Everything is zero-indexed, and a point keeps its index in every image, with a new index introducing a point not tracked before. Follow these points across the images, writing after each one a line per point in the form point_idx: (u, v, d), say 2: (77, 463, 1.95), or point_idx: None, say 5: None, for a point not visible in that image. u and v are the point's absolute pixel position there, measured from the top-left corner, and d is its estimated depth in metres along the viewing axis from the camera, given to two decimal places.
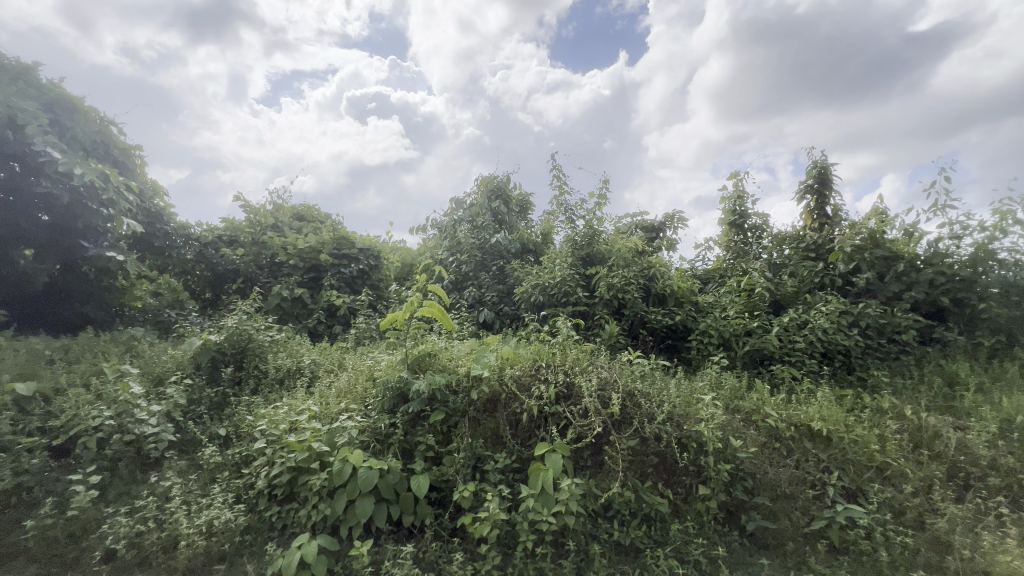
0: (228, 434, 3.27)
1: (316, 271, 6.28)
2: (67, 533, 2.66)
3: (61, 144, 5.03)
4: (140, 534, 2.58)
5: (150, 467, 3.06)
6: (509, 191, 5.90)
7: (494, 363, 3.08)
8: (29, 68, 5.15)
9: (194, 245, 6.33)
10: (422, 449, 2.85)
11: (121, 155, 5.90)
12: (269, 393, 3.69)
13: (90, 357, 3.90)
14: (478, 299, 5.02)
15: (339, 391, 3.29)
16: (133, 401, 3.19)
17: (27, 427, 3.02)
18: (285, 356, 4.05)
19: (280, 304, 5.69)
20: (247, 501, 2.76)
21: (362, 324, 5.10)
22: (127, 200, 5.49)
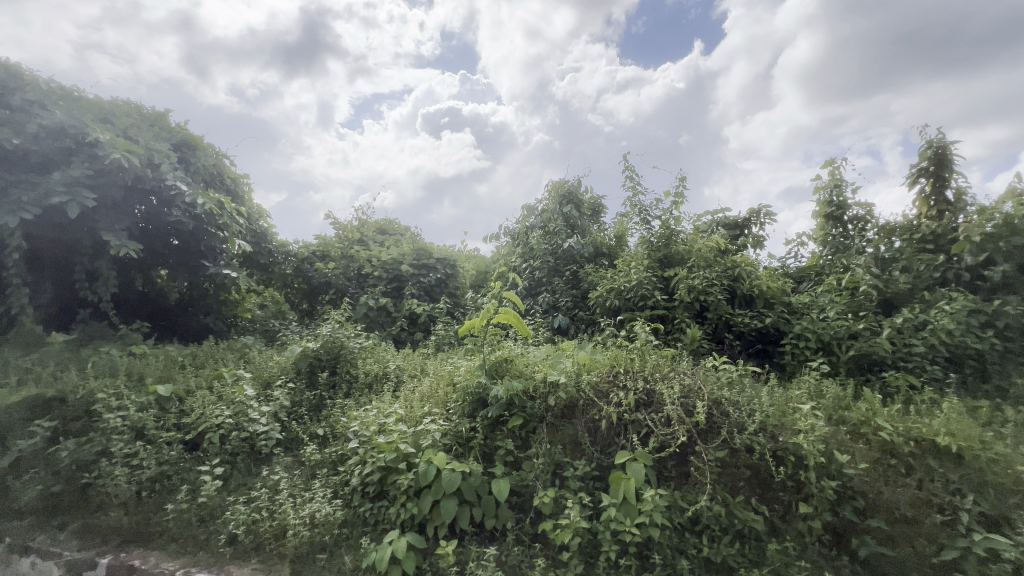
0: (325, 434, 3.56)
1: (398, 281, 6.64)
2: (198, 517, 3.04)
3: (187, 178, 5.80)
4: (256, 522, 2.89)
5: (262, 462, 3.41)
6: (580, 195, 5.85)
7: (571, 368, 3.06)
8: (162, 115, 6.05)
9: (293, 261, 7.00)
10: (502, 454, 2.90)
11: (233, 185, 6.72)
12: (360, 397, 3.95)
13: (212, 363, 4.45)
14: (552, 304, 5.02)
15: (422, 395, 3.45)
16: (247, 402, 3.59)
17: (167, 422, 3.51)
18: (373, 362, 4.33)
19: (367, 313, 6.09)
20: (344, 497, 2.98)
21: (441, 332, 5.31)
22: (238, 223, 6.22)
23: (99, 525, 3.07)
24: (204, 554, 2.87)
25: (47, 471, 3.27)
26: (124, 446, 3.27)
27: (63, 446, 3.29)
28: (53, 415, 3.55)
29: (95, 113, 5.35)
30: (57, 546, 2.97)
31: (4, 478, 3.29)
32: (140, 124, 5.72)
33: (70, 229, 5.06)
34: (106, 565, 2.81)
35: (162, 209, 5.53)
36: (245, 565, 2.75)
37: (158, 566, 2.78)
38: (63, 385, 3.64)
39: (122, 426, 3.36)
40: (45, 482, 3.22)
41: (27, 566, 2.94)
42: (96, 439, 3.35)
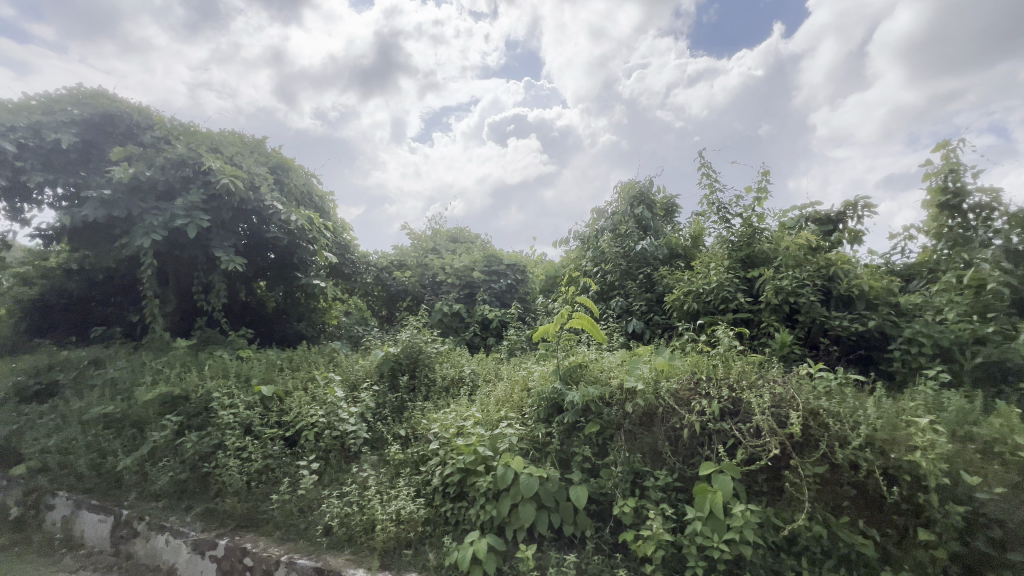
0: (407, 435, 3.74)
1: (470, 287, 6.82)
2: (298, 507, 3.30)
3: (282, 198, 6.38)
4: (348, 515, 3.09)
5: (352, 459, 3.65)
6: (652, 195, 5.68)
7: (648, 375, 2.97)
8: (261, 142, 6.73)
9: (373, 270, 7.44)
10: (579, 460, 2.88)
11: (320, 202, 7.31)
12: (438, 400, 4.11)
13: (305, 366, 4.86)
14: (625, 308, 4.91)
15: (498, 399, 3.52)
16: (338, 403, 3.87)
17: (269, 420, 3.87)
18: (449, 367, 4.50)
19: (442, 319, 6.31)
20: (427, 496, 3.10)
21: (513, 337, 5.39)
22: (325, 237, 6.74)
23: (217, 510, 3.43)
24: (303, 542, 3.10)
25: (175, 460, 3.72)
26: (236, 440, 3.66)
27: (187, 438, 3.74)
28: (180, 411, 4.05)
29: (207, 144, 6.07)
30: (185, 526, 3.35)
31: (142, 464, 3.78)
32: (243, 151, 6.41)
33: (189, 247, 5.76)
34: (224, 546, 3.12)
35: (261, 226, 6.13)
36: (340, 555, 2.94)
37: (266, 550, 3.05)
38: (186, 385, 4.17)
39: (233, 422, 3.76)
40: (174, 469, 3.65)
41: (162, 543, 3.34)
42: (212, 433, 3.77)
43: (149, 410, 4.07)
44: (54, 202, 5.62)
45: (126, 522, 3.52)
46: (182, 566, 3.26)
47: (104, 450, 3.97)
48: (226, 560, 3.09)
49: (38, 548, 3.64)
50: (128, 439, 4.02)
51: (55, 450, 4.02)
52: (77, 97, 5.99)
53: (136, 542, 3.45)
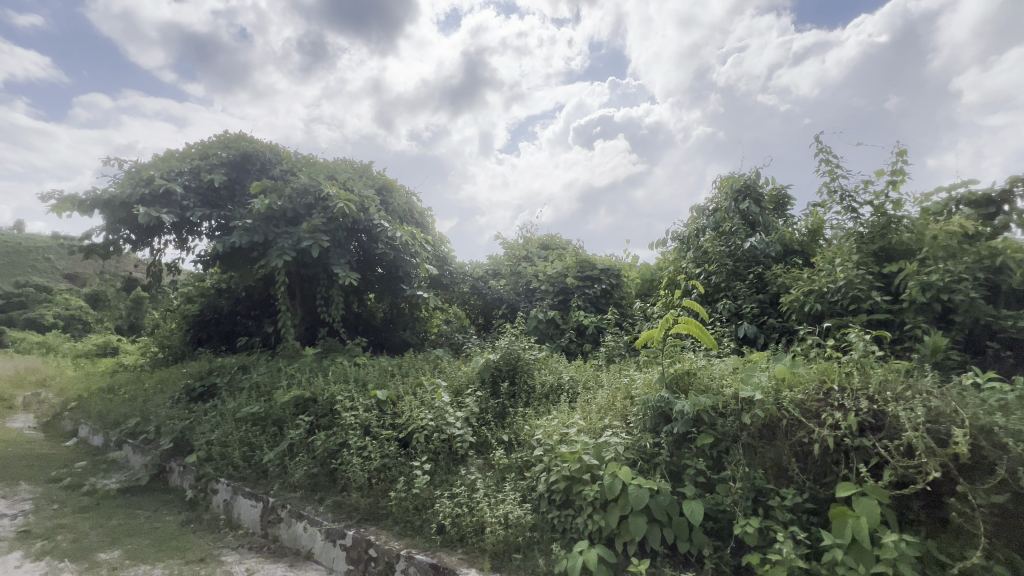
0: (510, 440, 3.82)
1: (564, 294, 6.81)
2: (413, 505, 3.49)
3: (387, 216, 6.91)
4: (459, 516, 3.21)
5: (459, 462, 3.81)
6: (760, 188, 5.24)
7: (768, 383, 2.72)
8: (368, 167, 7.39)
9: (470, 280, 7.76)
10: (692, 474, 2.72)
11: (420, 218, 7.83)
12: (539, 406, 4.16)
13: (413, 372, 5.21)
14: (734, 311, 4.58)
15: (600, 407, 3.49)
16: (445, 408, 4.09)
17: (385, 421, 4.20)
18: (547, 373, 4.56)
19: (538, 326, 6.36)
20: (533, 501, 3.13)
21: (611, 343, 5.28)
22: (426, 251, 7.18)
23: (344, 502, 3.77)
24: (420, 538, 3.29)
25: (308, 456, 4.17)
26: (358, 439, 4.01)
27: (318, 437, 4.19)
28: (311, 412, 4.57)
29: (325, 173, 6.79)
30: (319, 516, 3.71)
31: (283, 459, 4.31)
32: (354, 176, 7.08)
33: (313, 266, 6.47)
34: (351, 536, 3.41)
35: (371, 243, 6.70)
36: (453, 554, 3.07)
37: (387, 543, 3.27)
38: (314, 389, 4.75)
39: (355, 423, 4.14)
40: (308, 464, 4.10)
41: (301, 529, 3.72)
42: (338, 433, 4.18)
43: (287, 411, 4.64)
44: (210, 232, 6.66)
45: (272, 508, 3.95)
46: (318, 551, 3.60)
47: (252, 445, 4.59)
48: (354, 550, 3.37)
49: (207, 525, 4.23)
50: (270, 436, 4.60)
51: (216, 443, 4.74)
52: (224, 141, 7.04)
53: (280, 526, 3.87)
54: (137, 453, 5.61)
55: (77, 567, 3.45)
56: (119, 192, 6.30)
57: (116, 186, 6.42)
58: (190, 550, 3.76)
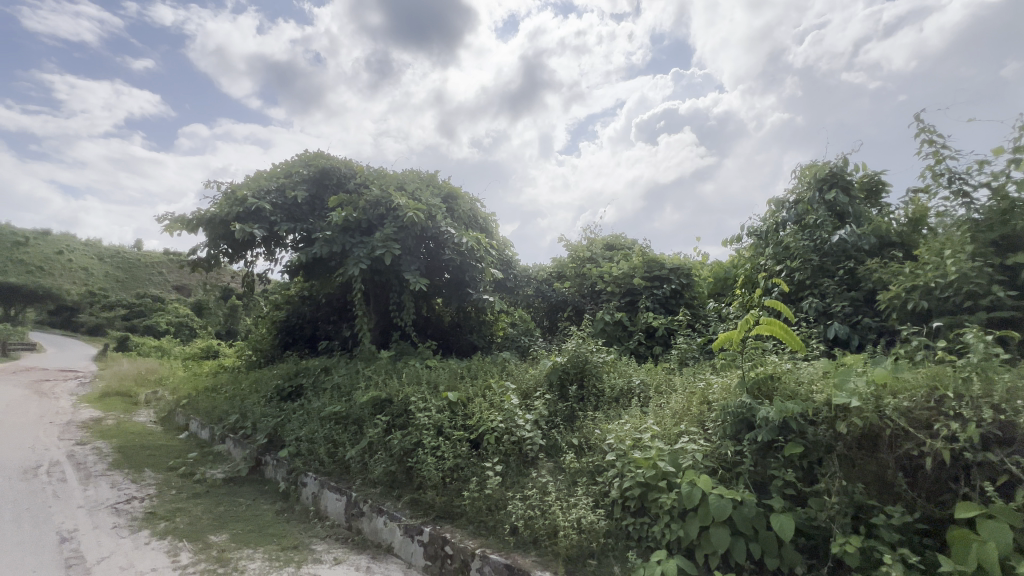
0: (581, 444, 3.78)
1: (631, 295, 6.64)
2: (486, 505, 3.55)
3: (453, 223, 7.12)
4: (531, 518, 3.22)
5: (529, 465, 3.82)
6: (849, 175, 4.80)
7: (866, 389, 2.48)
8: (434, 176, 7.66)
9: (534, 282, 7.80)
10: (780, 485, 2.55)
11: (485, 224, 7.99)
12: (609, 410, 4.09)
13: (482, 374, 5.32)
14: (823, 310, 4.23)
15: (675, 412, 3.38)
16: (514, 410, 4.14)
17: (457, 422, 4.33)
18: (617, 377, 4.50)
19: (605, 328, 6.24)
20: (606, 507, 3.08)
21: (683, 345, 5.08)
22: (491, 255, 7.32)
23: (421, 500, 3.91)
24: (494, 539, 3.34)
25: (386, 453, 4.38)
26: (431, 439, 4.16)
27: (394, 436, 4.39)
28: (387, 412, 4.82)
29: (394, 184, 7.14)
30: (398, 512, 3.89)
31: (364, 455, 4.56)
32: (421, 186, 7.38)
33: (386, 273, 6.81)
34: (428, 533, 3.54)
35: (438, 249, 6.94)
36: (527, 556, 3.09)
37: (462, 541, 3.36)
38: (389, 390, 5.02)
39: (428, 423, 4.30)
40: (386, 461, 4.30)
41: (382, 524, 3.91)
42: (413, 432, 4.36)
43: (366, 411, 4.93)
44: (294, 244, 7.22)
45: (355, 502, 4.19)
46: (397, 545, 3.76)
47: (336, 442, 4.90)
48: (431, 546, 3.48)
49: (298, 515, 4.57)
50: (352, 434, 4.90)
51: (305, 439, 5.12)
52: (305, 160, 7.61)
53: (362, 520, 4.09)
54: (237, 446, 6.19)
55: (193, 547, 3.86)
56: (218, 210, 7.02)
57: (216, 206, 7.15)
58: (285, 537, 4.08)
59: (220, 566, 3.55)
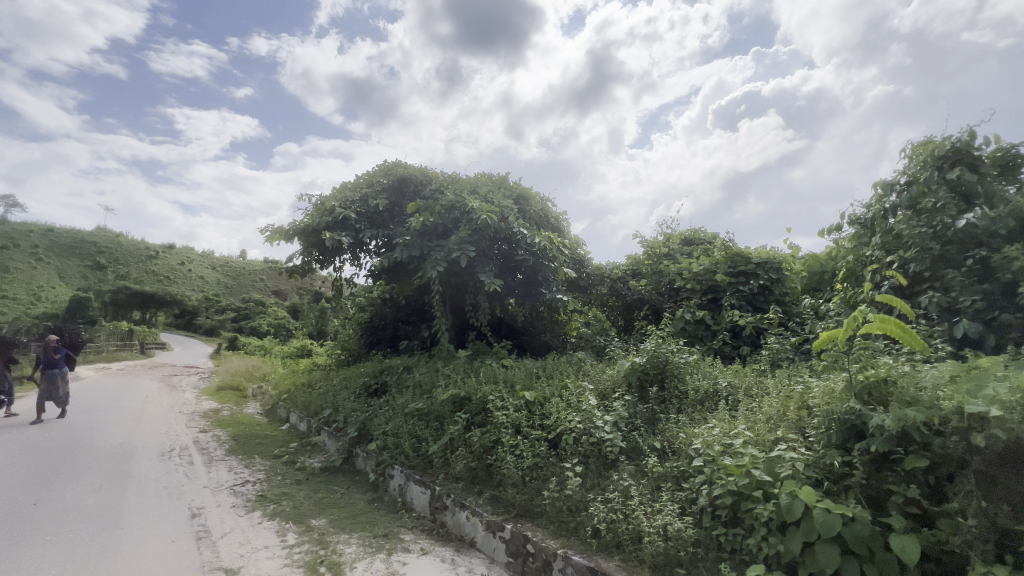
0: (664, 448, 3.64)
1: (714, 292, 6.29)
2: (566, 506, 3.53)
3: (526, 223, 7.17)
4: (614, 521, 3.15)
5: (610, 467, 3.74)
6: (977, 149, 4.17)
7: (1009, 397, 2.15)
8: (505, 178, 7.77)
9: (608, 281, 7.65)
10: (899, 502, 2.30)
11: (556, 223, 7.97)
12: (694, 413, 3.90)
13: (558, 374, 5.32)
14: (946, 306, 3.74)
15: (769, 417, 3.15)
16: (592, 411, 4.08)
17: (534, 422, 4.35)
18: (701, 379, 4.29)
19: (685, 327, 5.96)
20: (693, 515, 2.93)
21: (774, 346, 4.72)
22: (564, 254, 7.28)
23: (501, 497, 3.97)
24: (575, 540, 3.32)
25: (467, 450, 4.51)
26: (510, 438, 4.22)
27: (474, 433, 4.52)
28: (467, 409, 4.97)
29: (468, 188, 7.34)
30: (480, 507, 3.98)
31: (445, 451, 4.73)
32: (493, 188, 7.51)
33: (462, 275, 7.01)
34: (510, 530, 3.59)
35: (511, 250, 7.02)
36: (611, 560, 3.03)
37: (544, 540, 3.37)
38: (468, 389, 5.18)
39: (507, 422, 4.37)
40: (467, 458, 4.43)
41: (464, 518, 4.03)
42: (492, 430, 4.45)
43: (447, 408, 5.12)
44: (377, 250, 7.67)
45: (439, 496, 4.34)
46: (480, 540, 3.86)
47: (419, 437, 5.14)
48: (513, 543, 3.53)
49: (387, 505, 4.84)
50: (434, 430, 5.11)
51: (391, 433, 5.43)
52: (385, 169, 8.06)
53: (446, 513, 4.24)
54: (331, 438, 6.69)
55: (298, 529, 4.24)
56: (310, 221, 7.63)
57: (308, 217, 7.78)
58: (376, 526, 4.34)
59: (322, 548, 3.86)
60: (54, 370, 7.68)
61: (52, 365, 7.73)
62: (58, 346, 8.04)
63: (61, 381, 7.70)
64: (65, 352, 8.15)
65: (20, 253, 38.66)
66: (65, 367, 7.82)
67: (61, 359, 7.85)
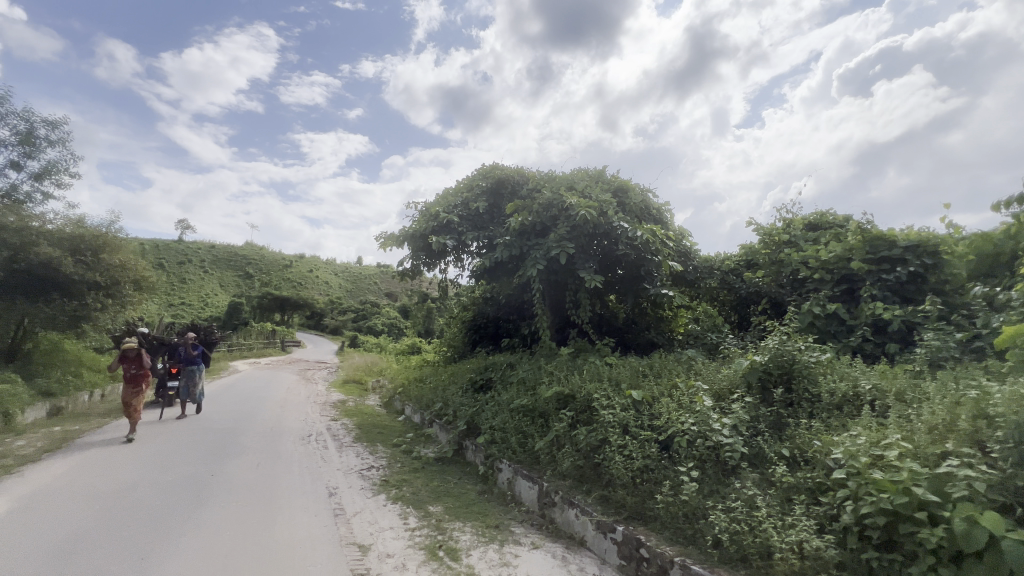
0: (794, 456, 3.29)
1: (849, 282, 5.54)
2: (682, 512, 3.34)
3: (626, 216, 6.91)
4: (738, 533, 2.91)
5: (730, 474, 3.47)
6: None
7: None
8: (603, 172, 7.60)
9: (718, 274, 7.14)
10: None
11: (658, 214, 7.62)
12: (830, 419, 3.46)
13: (667, 373, 5.08)
14: None
15: (931, 427, 2.71)
16: (708, 413, 3.81)
17: (643, 422, 4.19)
18: (838, 381, 3.80)
19: (814, 322, 5.33)
20: (835, 534, 2.61)
21: (933, 344, 4.02)
22: (668, 247, 6.93)
23: (611, 497, 3.88)
24: (694, 549, 3.13)
25: (573, 448, 4.48)
26: (617, 438, 4.10)
27: (580, 431, 4.47)
28: (571, 407, 4.95)
29: (565, 185, 7.31)
30: (589, 507, 3.93)
31: (551, 448, 4.75)
32: (591, 183, 7.39)
33: (562, 272, 6.99)
34: (622, 532, 3.50)
35: (612, 245, 6.86)
36: (735, 574, 2.81)
37: (659, 546, 3.23)
38: (572, 386, 5.16)
39: (613, 421, 4.25)
40: (573, 456, 4.40)
41: (573, 516, 4.01)
42: (599, 429, 4.37)
43: (551, 405, 5.17)
44: (478, 251, 7.95)
45: (547, 492, 4.37)
46: (590, 539, 3.81)
47: (526, 433, 5.23)
48: (625, 546, 3.44)
49: (497, 497, 4.99)
50: (539, 426, 5.17)
51: (498, 428, 5.60)
52: (484, 172, 8.32)
53: (554, 510, 4.25)
54: (442, 430, 7.09)
55: (419, 513, 4.56)
56: (417, 226, 8.14)
57: (415, 223, 8.32)
58: (488, 517, 4.50)
59: (440, 534, 4.11)
60: (192, 367, 8.39)
61: (192, 362, 8.43)
62: (197, 342, 8.71)
63: (198, 377, 8.44)
64: (202, 348, 8.86)
65: (193, 266, 46.70)
66: (201, 364, 8.50)
67: (198, 356, 8.49)
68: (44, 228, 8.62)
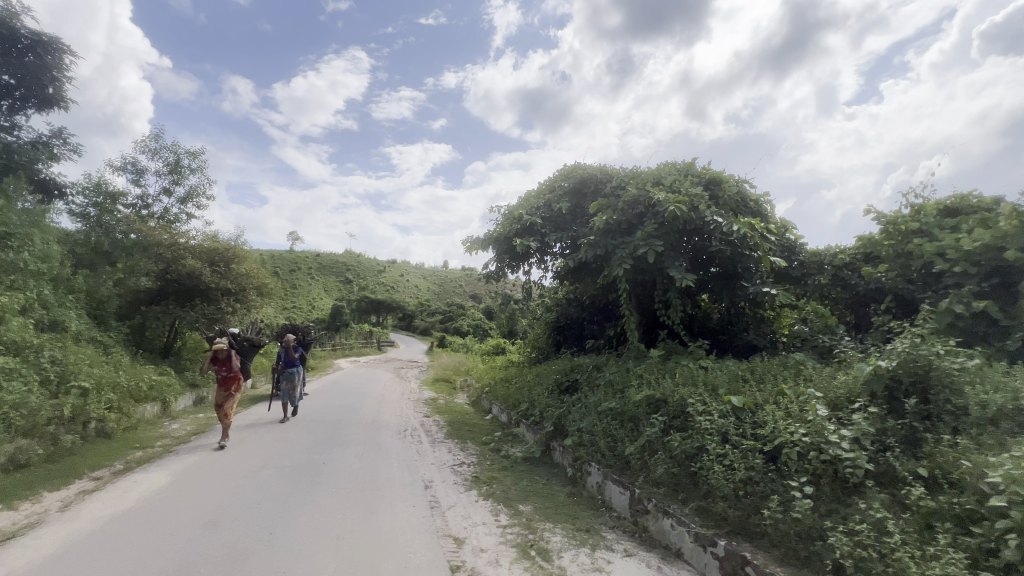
0: (934, 476, 2.87)
1: (1002, 276, 4.71)
2: (795, 531, 3.06)
3: (720, 211, 6.44)
4: (864, 560, 2.59)
5: (851, 492, 3.11)
6: None
7: None
8: (693, 165, 7.21)
9: (829, 269, 6.46)
10: None
11: (756, 207, 7.06)
12: (982, 437, 2.97)
13: (771, 378, 4.68)
14: None
15: None
16: (823, 424, 3.44)
17: (745, 431, 3.90)
18: (991, 392, 3.23)
19: (955, 323, 4.60)
20: (992, 571, 2.25)
21: None
22: (769, 241, 6.38)
23: (711, 509, 3.65)
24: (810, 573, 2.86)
25: (666, 454, 4.29)
26: (717, 445, 3.86)
27: (674, 437, 4.27)
28: (664, 412, 4.75)
29: (651, 181, 7.05)
30: (686, 517, 3.73)
31: (642, 453, 4.59)
32: (680, 176, 7.04)
33: (650, 271, 6.71)
34: (724, 547, 3.28)
35: (704, 242, 6.53)
36: None
37: (768, 566, 2.98)
38: (664, 390, 4.95)
39: (711, 428, 4.01)
40: (667, 462, 4.21)
41: (669, 526, 3.83)
42: (694, 436, 4.13)
43: (641, 409, 5.02)
44: (561, 252, 7.92)
45: (639, 499, 4.23)
46: (688, 551, 3.61)
47: (615, 437, 5.10)
48: (729, 562, 3.21)
49: (587, 501, 4.91)
50: (629, 430, 5.02)
51: (585, 431, 5.53)
52: (566, 172, 8.28)
53: (648, 517, 4.10)
54: (529, 431, 7.16)
55: (510, 511, 4.65)
56: (501, 229, 8.30)
57: (499, 226, 8.49)
58: (577, 520, 4.45)
59: (532, 534, 4.15)
60: (292, 370, 8.85)
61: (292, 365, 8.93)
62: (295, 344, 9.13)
63: (298, 379, 8.95)
64: (301, 352, 9.86)
65: (302, 273, 51.86)
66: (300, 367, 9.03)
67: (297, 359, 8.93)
68: (188, 244, 10.11)
